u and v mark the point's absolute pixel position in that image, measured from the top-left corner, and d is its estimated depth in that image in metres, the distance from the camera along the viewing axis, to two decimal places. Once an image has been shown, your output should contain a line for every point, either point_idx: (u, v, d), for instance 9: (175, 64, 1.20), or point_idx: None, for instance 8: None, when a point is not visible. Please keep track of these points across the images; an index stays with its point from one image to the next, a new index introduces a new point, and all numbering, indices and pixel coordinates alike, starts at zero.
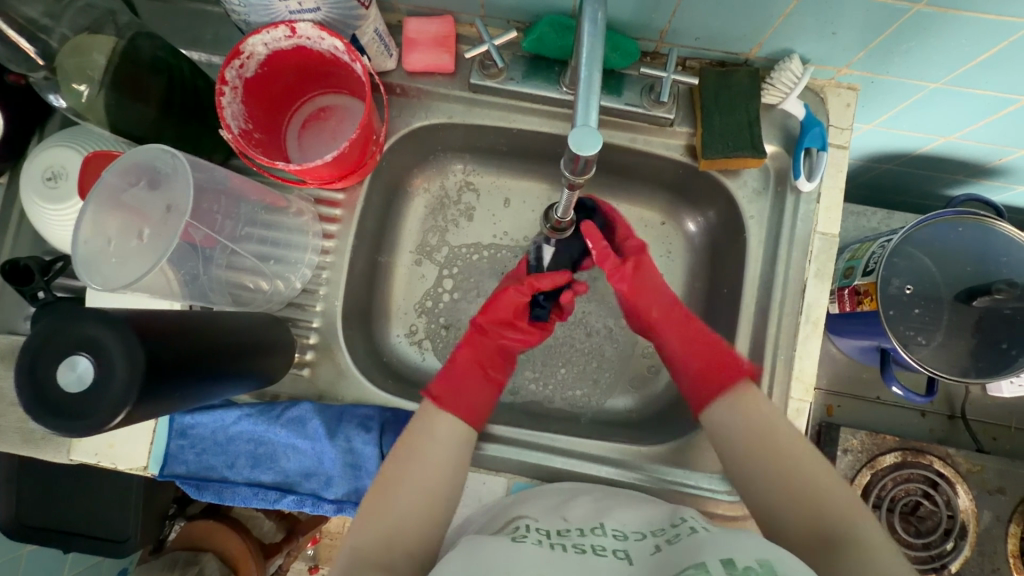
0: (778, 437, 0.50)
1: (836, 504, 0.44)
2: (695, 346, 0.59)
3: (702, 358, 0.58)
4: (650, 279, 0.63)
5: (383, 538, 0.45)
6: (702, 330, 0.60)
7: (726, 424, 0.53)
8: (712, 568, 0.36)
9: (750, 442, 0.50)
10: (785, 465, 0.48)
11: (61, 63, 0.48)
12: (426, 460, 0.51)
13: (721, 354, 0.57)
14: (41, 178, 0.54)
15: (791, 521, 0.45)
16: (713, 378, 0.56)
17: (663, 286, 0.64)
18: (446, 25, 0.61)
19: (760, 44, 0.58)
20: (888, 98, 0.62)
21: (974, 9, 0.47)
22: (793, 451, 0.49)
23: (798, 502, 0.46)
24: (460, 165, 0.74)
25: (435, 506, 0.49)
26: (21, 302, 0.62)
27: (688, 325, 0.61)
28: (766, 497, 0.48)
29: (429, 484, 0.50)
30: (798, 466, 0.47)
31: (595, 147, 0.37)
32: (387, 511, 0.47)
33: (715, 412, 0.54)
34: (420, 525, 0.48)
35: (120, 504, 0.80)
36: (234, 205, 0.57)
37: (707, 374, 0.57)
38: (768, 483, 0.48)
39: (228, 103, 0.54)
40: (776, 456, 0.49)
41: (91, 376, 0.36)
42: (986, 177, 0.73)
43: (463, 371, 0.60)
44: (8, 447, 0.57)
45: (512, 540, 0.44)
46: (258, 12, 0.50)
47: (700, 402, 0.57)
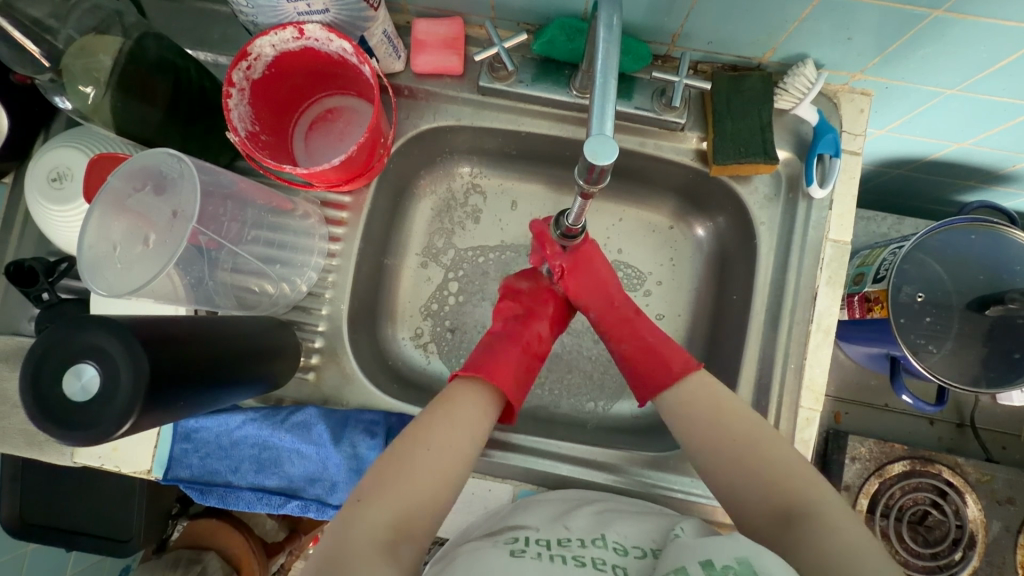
0: (735, 422, 0.50)
1: (799, 482, 0.45)
2: (634, 347, 0.60)
3: (647, 352, 0.58)
4: (612, 286, 0.64)
5: (391, 522, 0.43)
6: (650, 331, 0.60)
7: (685, 418, 0.53)
8: (692, 571, 0.37)
9: (714, 432, 0.50)
10: (749, 450, 0.48)
11: (67, 65, 0.47)
12: (441, 442, 0.48)
13: (662, 353, 0.58)
14: (45, 179, 0.54)
15: (756, 503, 0.46)
16: (657, 373, 0.57)
17: (613, 282, 0.64)
18: (455, 27, 0.60)
19: (774, 49, 0.57)
20: (901, 104, 0.61)
21: (994, 16, 0.46)
22: (759, 435, 0.49)
23: (762, 484, 0.46)
24: (467, 167, 0.73)
25: (442, 488, 0.47)
26: (25, 302, 0.61)
27: (641, 328, 0.61)
28: (733, 482, 0.48)
29: (439, 465, 0.47)
30: (762, 449, 0.48)
31: (611, 157, 0.36)
32: (397, 492, 0.44)
33: (668, 404, 0.54)
34: (429, 509, 0.45)
35: (125, 503, 0.81)
36: (240, 208, 0.57)
37: (653, 370, 0.57)
38: (735, 468, 0.48)
39: (235, 105, 0.53)
40: (743, 442, 0.49)
41: (96, 387, 0.35)
42: (998, 183, 0.72)
43: (502, 354, 0.59)
44: (11, 450, 0.57)
45: (510, 554, 0.43)
46: (266, 14, 0.50)
47: (647, 391, 0.57)
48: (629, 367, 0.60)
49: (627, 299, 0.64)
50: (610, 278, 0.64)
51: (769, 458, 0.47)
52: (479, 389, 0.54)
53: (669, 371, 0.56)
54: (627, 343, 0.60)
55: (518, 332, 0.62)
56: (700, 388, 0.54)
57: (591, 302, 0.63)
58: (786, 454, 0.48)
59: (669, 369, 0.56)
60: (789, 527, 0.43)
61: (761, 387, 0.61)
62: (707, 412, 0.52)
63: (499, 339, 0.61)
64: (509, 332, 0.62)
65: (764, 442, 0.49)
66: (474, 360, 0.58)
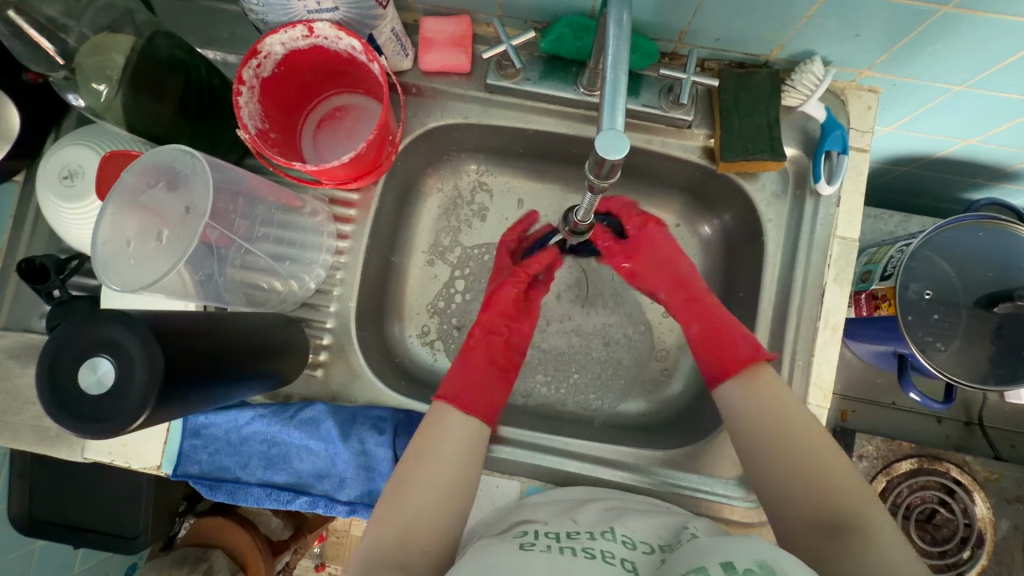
0: (794, 424, 0.49)
1: (841, 493, 0.45)
2: (706, 330, 0.59)
3: (715, 336, 0.58)
4: (682, 266, 0.65)
5: (397, 539, 0.45)
6: (721, 314, 0.60)
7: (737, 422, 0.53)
8: (711, 571, 0.37)
9: (762, 434, 0.50)
10: (794, 454, 0.48)
11: (80, 63, 0.48)
12: (440, 458, 0.50)
13: (735, 338, 0.57)
14: (57, 177, 0.54)
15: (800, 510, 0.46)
16: (727, 358, 0.56)
17: (682, 261, 0.65)
18: (463, 25, 0.60)
19: (781, 46, 0.57)
20: (909, 101, 0.61)
21: (1004, 11, 0.46)
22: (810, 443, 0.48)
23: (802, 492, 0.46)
24: (473, 165, 0.73)
25: (447, 502, 0.48)
26: (36, 300, 0.62)
27: (712, 309, 0.60)
28: (775, 488, 0.48)
29: (442, 480, 0.49)
30: (806, 456, 0.47)
31: (622, 153, 0.36)
32: (403, 508, 0.47)
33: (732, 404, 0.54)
34: (436, 524, 0.47)
35: (132, 502, 0.82)
36: (251, 206, 0.57)
37: (724, 354, 0.56)
38: (778, 473, 0.48)
39: (245, 102, 0.54)
40: (787, 446, 0.48)
41: (111, 380, 0.35)
42: (1005, 180, 0.72)
43: (465, 373, 0.59)
44: (23, 446, 0.58)
45: (519, 547, 0.43)
46: (276, 12, 0.50)
47: (716, 374, 0.56)
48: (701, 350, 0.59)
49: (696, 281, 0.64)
50: (676, 255, 0.65)
51: (813, 465, 0.47)
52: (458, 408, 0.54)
53: (740, 358, 0.55)
54: (697, 327, 0.60)
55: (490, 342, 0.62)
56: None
57: (657, 283, 0.65)
58: (838, 465, 0.46)
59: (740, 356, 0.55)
60: (835, 537, 0.43)
61: None
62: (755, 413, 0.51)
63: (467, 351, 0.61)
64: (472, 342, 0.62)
65: (811, 449, 0.48)
66: (451, 377, 0.58)
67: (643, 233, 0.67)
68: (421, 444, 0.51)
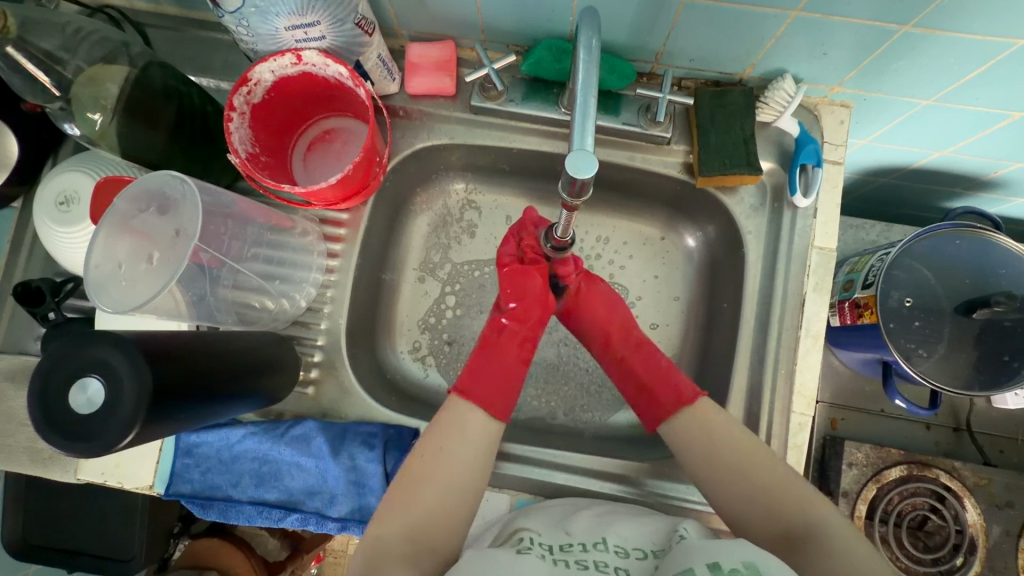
0: (730, 440, 0.52)
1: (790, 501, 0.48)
2: (644, 378, 0.60)
3: (655, 378, 0.59)
4: (614, 317, 0.64)
5: (407, 535, 0.46)
6: (654, 356, 0.62)
7: (688, 437, 0.54)
8: (698, 572, 0.39)
9: (737, 496, 0.50)
10: (779, 522, 0.48)
11: (76, 93, 0.50)
12: (454, 459, 0.51)
13: (667, 380, 0.59)
14: (54, 203, 0.56)
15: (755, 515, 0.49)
16: (663, 403, 0.58)
17: (615, 313, 0.64)
18: (446, 50, 0.62)
19: (753, 64, 0.59)
20: (880, 115, 0.63)
21: (961, 30, 0.48)
22: (802, 498, 0.48)
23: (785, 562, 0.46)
24: (461, 184, 0.75)
25: (456, 502, 0.49)
26: (31, 323, 0.63)
27: (645, 357, 0.61)
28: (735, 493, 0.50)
29: (453, 478, 0.50)
30: (793, 520, 0.47)
31: (591, 172, 0.38)
32: (413, 506, 0.48)
33: (671, 432, 0.56)
34: (447, 522, 0.49)
35: (124, 524, 0.81)
36: (241, 227, 0.58)
37: (656, 399, 0.58)
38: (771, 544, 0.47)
39: (236, 128, 0.56)
40: (771, 512, 0.48)
41: (101, 399, 0.36)
42: (982, 189, 0.73)
43: (486, 364, 0.59)
44: (17, 468, 0.58)
45: (517, 552, 0.45)
46: (265, 42, 0.52)
47: (654, 419, 0.59)
48: (641, 398, 0.60)
49: (630, 332, 0.64)
50: (612, 313, 0.64)
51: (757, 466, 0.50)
52: (479, 408, 0.55)
53: (674, 397, 0.57)
54: (635, 371, 0.61)
55: (503, 325, 0.61)
56: (695, 421, 0.55)
57: (595, 331, 0.65)
58: (770, 469, 0.50)
59: (675, 396, 0.57)
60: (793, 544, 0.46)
61: (753, 394, 0.62)
62: (727, 477, 0.51)
63: (489, 344, 0.61)
64: (490, 339, 0.61)
65: (766, 474, 0.50)
66: (469, 372, 0.58)
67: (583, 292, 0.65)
68: (433, 438, 0.52)
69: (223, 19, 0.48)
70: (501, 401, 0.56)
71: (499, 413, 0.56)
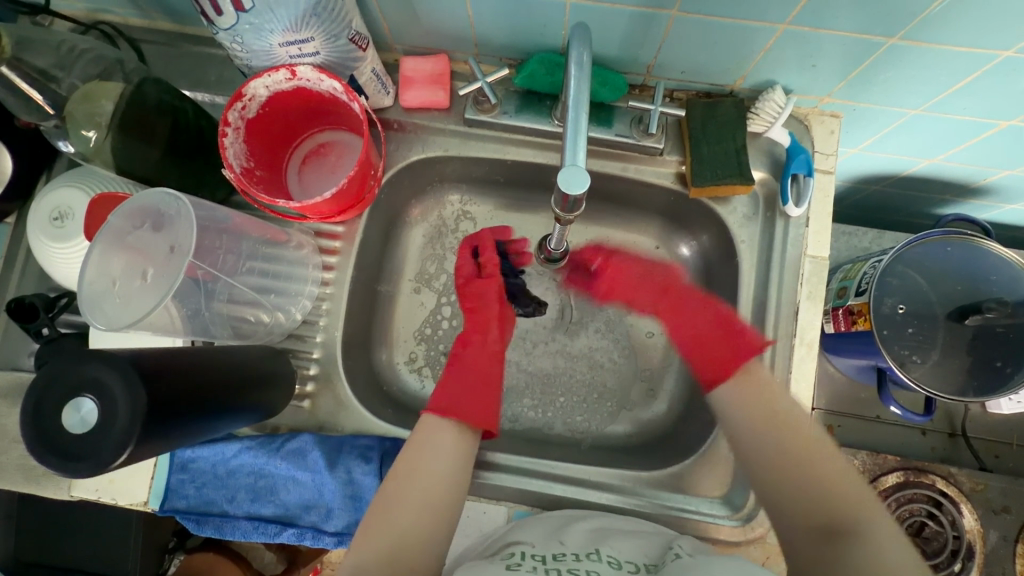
0: (786, 424, 0.52)
1: (838, 505, 0.46)
2: (698, 336, 0.62)
3: (713, 335, 0.61)
4: (657, 279, 0.69)
5: (384, 557, 0.46)
6: (707, 311, 0.63)
7: (737, 414, 0.54)
8: None
9: (782, 489, 0.49)
10: (817, 513, 0.46)
11: (71, 111, 0.50)
12: (428, 475, 0.52)
13: (730, 334, 0.60)
14: (48, 219, 0.56)
15: (796, 513, 0.47)
16: (723, 357, 0.58)
17: (657, 271, 0.70)
18: (440, 63, 0.63)
19: (744, 76, 0.60)
20: (870, 124, 0.63)
21: (945, 42, 0.49)
22: (861, 498, 0.46)
23: (821, 558, 0.44)
24: (456, 195, 0.75)
25: (432, 524, 0.49)
26: (25, 339, 0.63)
27: (698, 311, 0.64)
28: (782, 484, 0.49)
29: (426, 497, 0.51)
30: (833, 516, 0.45)
31: (582, 187, 0.39)
32: (389, 528, 0.48)
33: (723, 398, 0.56)
34: (421, 544, 0.48)
35: (117, 541, 0.80)
36: (236, 241, 0.58)
37: (716, 355, 0.59)
38: (807, 536, 0.46)
39: (230, 143, 0.56)
40: (811, 502, 0.47)
41: (95, 418, 0.36)
42: (973, 196, 0.74)
43: (462, 376, 0.61)
44: (10, 486, 0.58)
45: (506, 568, 0.46)
46: (260, 58, 0.52)
47: (709, 377, 0.59)
48: (697, 358, 0.61)
49: (681, 292, 0.66)
50: (650, 270, 0.70)
51: (808, 460, 0.49)
52: (452, 425, 0.56)
53: (738, 350, 0.58)
54: (686, 327, 0.64)
55: (471, 339, 0.65)
56: (751, 384, 0.55)
57: (636, 292, 0.70)
58: (822, 466, 0.48)
59: (740, 350, 0.58)
60: (832, 547, 0.44)
61: None
62: (781, 456, 0.50)
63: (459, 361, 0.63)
64: (457, 356, 0.64)
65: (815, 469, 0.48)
66: (445, 391, 0.59)
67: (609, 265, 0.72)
68: (407, 457, 0.53)
69: (218, 36, 0.49)
70: (477, 413, 0.58)
71: (478, 424, 0.57)
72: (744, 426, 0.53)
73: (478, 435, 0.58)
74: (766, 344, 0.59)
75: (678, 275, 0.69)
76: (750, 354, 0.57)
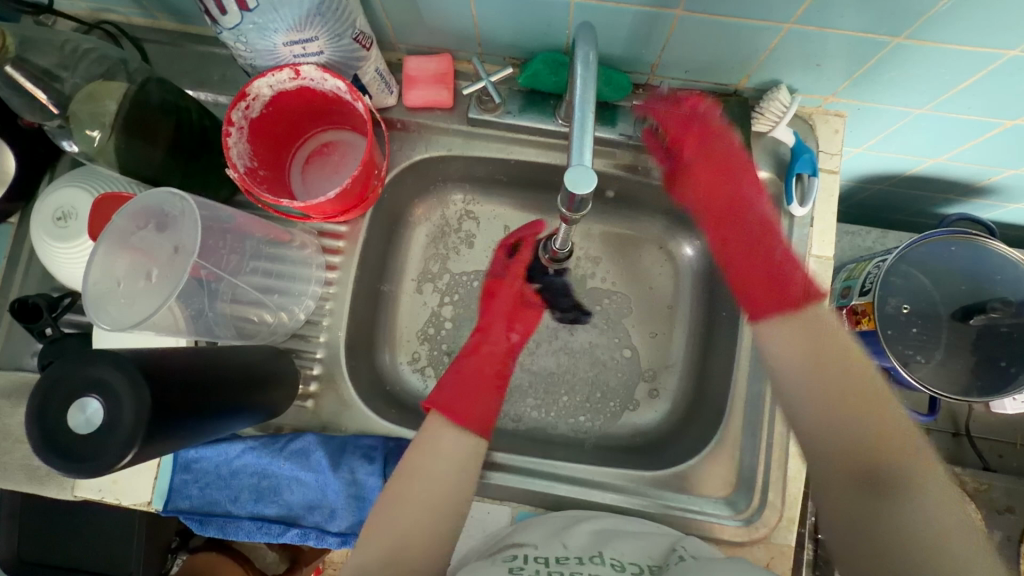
0: (842, 368, 0.50)
1: (884, 457, 0.46)
2: (753, 266, 0.59)
3: (772, 265, 0.57)
4: (733, 183, 0.62)
5: (387, 556, 0.48)
6: (770, 239, 0.60)
7: (790, 351, 0.53)
8: None
9: (827, 433, 0.49)
10: (861, 461, 0.47)
11: (76, 111, 0.50)
12: (428, 477, 0.53)
13: (791, 272, 0.56)
14: (51, 219, 0.56)
15: (837, 459, 0.48)
16: (788, 294, 0.55)
17: (740, 164, 0.61)
18: (444, 63, 0.63)
19: (748, 75, 0.60)
20: (874, 123, 0.63)
21: (950, 41, 0.49)
22: (908, 447, 0.46)
23: (858, 503, 0.46)
24: (459, 195, 0.75)
25: (436, 523, 0.52)
26: (28, 339, 0.63)
27: (767, 241, 0.60)
28: (830, 429, 0.49)
29: (429, 497, 0.52)
30: (878, 466, 0.46)
31: (590, 187, 0.39)
32: (393, 528, 0.50)
33: (782, 328, 0.54)
34: (425, 542, 0.50)
35: (119, 541, 0.80)
36: (239, 241, 0.58)
37: (774, 292, 0.56)
38: (843, 484, 0.47)
39: (234, 142, 0.56)
40: (856, 450, 0.47)
41: (100, 419, 0.36)
42: (977, 196, 0.74)
43: (467, 377, 0.63)
44: (13, 486, 0.58)
45: (509, 572, 0.46)
46: (264, 57, 0.52)
47: (757, 308, 0.57)
48: (747, 288, 0.58)
49: (752, 211, 0.61)
50: (734, 159, 0.61)
51: (859, 408, 0.48)
52: (455, 424, 0.57)
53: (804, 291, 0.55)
54: (738, 253, 0.61)
55: (482, 338, 0.68)
56: (813, 318, 0.53)
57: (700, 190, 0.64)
58: (872, 416, 0.48)
59: (804, 291, 0.55)
60: (870, 496, 0.45)
61: (754, 404, 0.62)
62: (828, 405, 0.50)
63: (467, 359, 0.65)
64: (472, 351, 0.66)
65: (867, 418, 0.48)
66: (448, 388, 0.61)
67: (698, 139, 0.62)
68: (410, 458, 0.54)
69: (222, 35, 0.48)
70: (478, 416, 0.59)
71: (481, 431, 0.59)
72: (796, 367, 0.52)
73: (485, 442, 0.58)
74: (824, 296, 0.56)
75: (755, 173, 0.63)
76: (817, 300, 0.54)
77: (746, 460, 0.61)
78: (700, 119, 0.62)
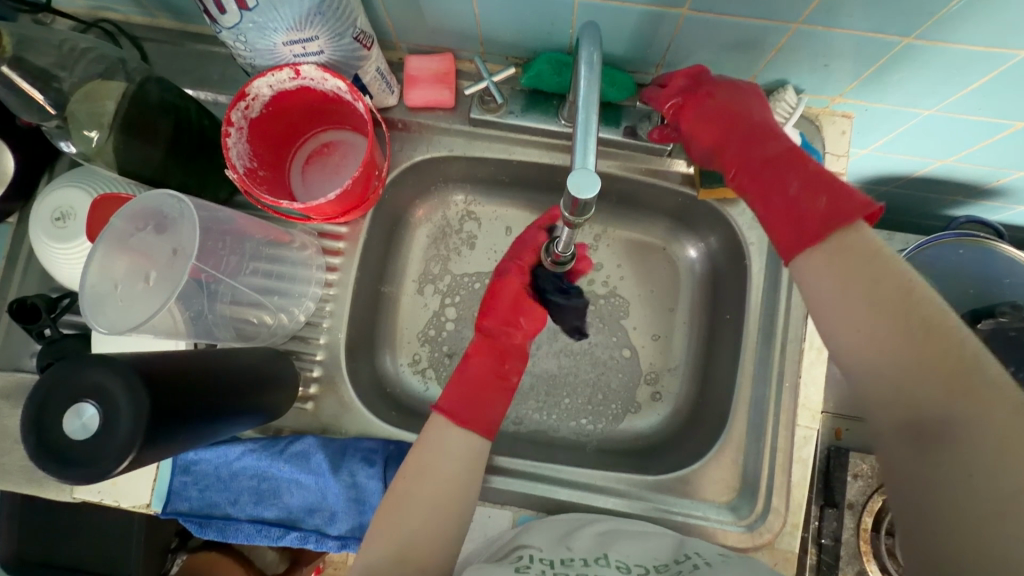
0: (886, 295, 0.39)
1: (939, 398, 0.35)
2: (769, 202, 0.49)
3: (795, 197, 0.47)
4: (745, 116, 0.54)
5: (395, 555, 0.46)
6: (785, 168, 0.50)
7: (824, 288, 0.42)
8: None
9: (875, 376, 0.39)
10: (917, 410, 0.36)
11: (73, 111, 0.49)
12: (438, 475, 0.51)
13: (821, 195, 0.46)
14: (49, 219, 0.55)
15: (884, 406, 0.38)
16: (808, 222, 0.45)
17: (741, 108, 0.54)
18: (446, 62, 0.62)
19: (754, 75, 0.59)
20: (881, 125, 0.63)
21: (962, 42, 0.48)
22: (974, 391, 0.34)
23: (911, 463, 0.36)
24: (461, 195, 0.75)
25: (447, 520, 0.50)
26: (26, 340, 0.62)
27: (785, 173, 0.49)
28: (875, 369, 0.39)
29: (437, 494, 0.50)
30: (932, 412, 0.35)
31: (593, 192, 0.38)
32: (400, 525, 0.48)
33: (806, 268, 0.44)
34: (434, 540, 0.48)
35: (120, 541, 0.80)
36: (239, 242, 0.57)
37: (796, 219, 0.46)
38: (896, 439, 0.37)
39: (234, 143, 0.55)
40: (908, 394, 0.37)
41: (96, 425, 0.36)
42: (985, 198, 0.73)
43: (470, 374, 0.60)
44: (12, 487, 0.58)
45: (516, 571, 0.45)
46: (263, 56, 0.51)
47: (787, 246, 0.47)
48: (766, 222, 0.49)
49: (769, 141, 0.52)
50: (737, 107, 0.54)
51: (911, 344, 0.37)
52: (461, 425, 0.55)
53: (834, 209, 0.44)
54: (765, 193, 0.50)
55: (487, 336, 0.63)
56: (844, 242, 0.43)
57: (706, 138, 0.56)
58: (927, 350, 0.36)
59: (836, 209, 0.44)
60: (920, 450, 0.35)
61: (757, 408, 0.61)
62: (866, 344, 0.39)
63: (472, 355, 0.62)
64: (475, 348, 0.63)
65: (922, 353, 0.36)
66: (454, 388, 0.58)
67: (692, 101, 0.55)
68: (418, 455, 0.52)
69: (221, 35, 0.48)
70: (483, 416, 0.57)
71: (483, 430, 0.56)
72: (818, 300, 0.43)
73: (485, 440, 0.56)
74: (873, 213, 0.44)
75: (769, 115, 0.55)
76: (847, 220, 0.44)
77: (749, 465, 0.60)
78: (691, 85, 0.56)
